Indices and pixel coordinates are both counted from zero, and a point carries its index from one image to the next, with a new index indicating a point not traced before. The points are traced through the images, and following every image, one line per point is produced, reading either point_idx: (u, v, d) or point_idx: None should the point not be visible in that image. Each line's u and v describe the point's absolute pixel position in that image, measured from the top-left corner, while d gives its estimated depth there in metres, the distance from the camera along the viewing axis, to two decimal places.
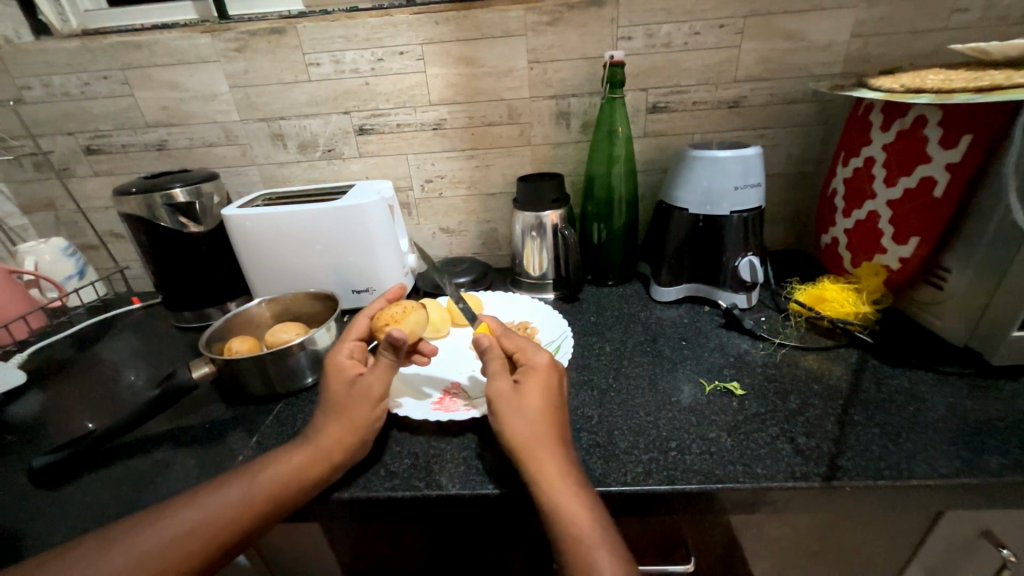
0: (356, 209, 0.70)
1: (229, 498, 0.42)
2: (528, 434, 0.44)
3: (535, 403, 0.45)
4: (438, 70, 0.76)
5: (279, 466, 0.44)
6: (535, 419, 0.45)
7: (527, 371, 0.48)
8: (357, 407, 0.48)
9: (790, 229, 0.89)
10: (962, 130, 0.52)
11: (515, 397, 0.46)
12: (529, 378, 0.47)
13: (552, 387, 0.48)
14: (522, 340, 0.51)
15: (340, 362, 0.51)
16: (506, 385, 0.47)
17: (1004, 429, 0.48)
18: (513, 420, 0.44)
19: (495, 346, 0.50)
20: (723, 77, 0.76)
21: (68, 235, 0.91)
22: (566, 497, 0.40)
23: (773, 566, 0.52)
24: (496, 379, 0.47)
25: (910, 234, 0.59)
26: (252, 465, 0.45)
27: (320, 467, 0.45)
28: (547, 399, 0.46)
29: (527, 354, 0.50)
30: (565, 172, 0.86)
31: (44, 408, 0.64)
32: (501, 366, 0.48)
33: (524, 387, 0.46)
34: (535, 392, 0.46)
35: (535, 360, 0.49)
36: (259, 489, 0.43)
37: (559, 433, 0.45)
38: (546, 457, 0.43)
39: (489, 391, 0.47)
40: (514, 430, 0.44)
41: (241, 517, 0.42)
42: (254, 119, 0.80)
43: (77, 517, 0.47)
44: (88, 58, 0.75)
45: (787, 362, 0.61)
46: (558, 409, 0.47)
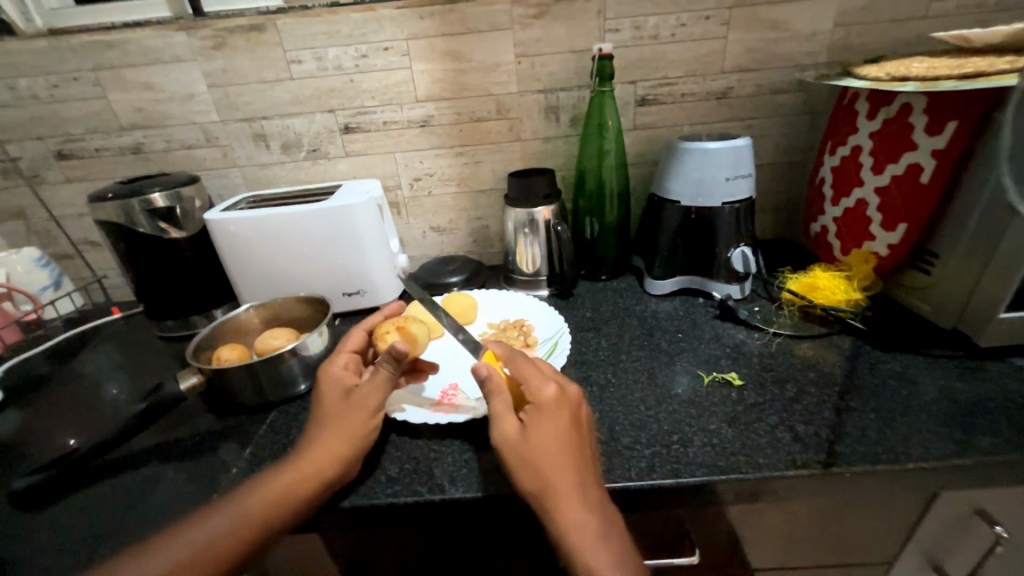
0: (345, 209, 0.69)
1: (220, 526, 0.40)
2: (543, 483, 0.40)
3: (549, 447, 0.41)
4: (424, 66, 0.75)
5: (270, 487, 0.42)
6: (549, 466, 0.41)
7: (535, 409, 0.44)
8: (352, 419, 0.47)
9: (779, 219, 0.90)
10: (947, 116, 0.53)
11: (524, 442, 0.42)
12: (538, 417, 0.43)
13: (566, 424, 0.43)
14: (528, 372, 0.47)
15: (334, 373, 0.51)
16: (512, 428, 0.43)
17: (994, 410, 0.49)
18: (525, 469, 0.41)
19: (495, 382, 0.46)
20: (710, 69, 0.76)
21: (41, 245, 0.87)
22: (590, 550, 0.38)
23: (775, 554, 0.53)
24: (501, 421, 0.44)
25: (898, 221, 0.60)
26: (242, 486, 0.43)
27: (315, 484, 0.43)
28: (561, 440, 0.42)
29: (534, 388, 0.45)
30: (556, 167, 0.85)
31: (23, 426, 0.62)
32: (505, 405, 0.45)
33: (532, 430, 0.43)
34: (547, 433, 0.42)
35: (544, 396, 0.45)
36: (250, 512, 0.41)
37: (579, 476, 0.41)
38: (566, 508, 0.39)
39: (494, 437, 0.43)
40: (527, 479, 0.41)
41: (233, 546, 0.39)
42: (235, 119, 0.77)
43: (63, 539, 0.45)
44: (56, 59, 0.72)
45: (782, 351, 0.62)
46: (577, 447, 0.42)
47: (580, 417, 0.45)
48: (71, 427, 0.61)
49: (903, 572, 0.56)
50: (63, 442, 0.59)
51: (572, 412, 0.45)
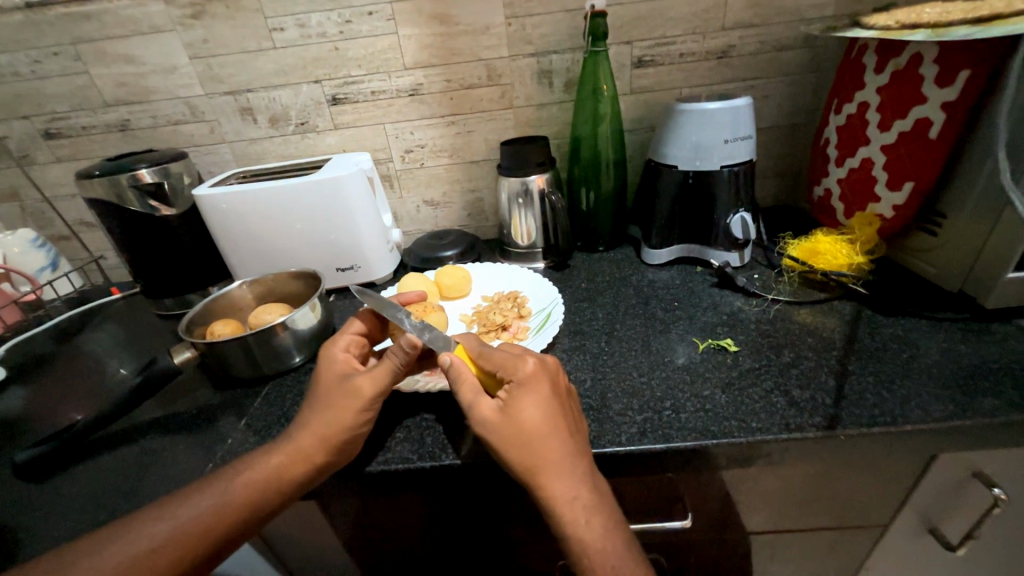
0: (333, 182, 0.67)
1: (209, 501, 0.40)
2: (530, 460, 0.39)
3: (532, 424, 0.40)
4: (410, 31, 0.72)
5: (256, 470, 0.42)
6: (535, 442, 0.39)
7: (513, 388, 0.42)
8: (344, 407, 0.44)
9: (782, 184, 0.87)
10: (958, 65, 0.50)
11: (505, 422, 0.40)
12: (519, 395, 0.41)
13: (548, 398, 0.42)
14: (500, 354, 0.45)
15: (335, 355, 0.49)
16: (490, 409, 0.41)
17: (998, 371, 0.48)
18: (510, 448, 0.40)
19: (461, 369, 0.44)
20: (711, 26, 0.72)
21: (37, 226, 0.87)
22: (583, 521, 0.38)
23: (769, 518, 0.53)
24: (478, 404, 0.42)
25: (904, 180, 0.57)
26: (230, 467, 0.43)
27: (302, 469, 0.42)
28: (546, 415, 0.41)
29: (509, 367, 0.44)
30: (551, 135, 0.83)
31: (28, 403, 0.63)
32: (478, 390, 0.43)
33: (513, 408, 0.41)
34: (529, 409, 0.41)
35: (522, 373, 0.43)
36: (235, 494, 0.41)
37: (568, 449, 0.40)
38: (555, 482, 0.39)
39: (473, 421, 0.41)
40: (513, 458, 0.39)
41: (216, 524, 0.39)
42: (220, 93, 0.75)
43: (67, 509, 0.46)
44: (34, 33, 0.70)
45: (781, 317, 0.60)
46: (562, 420, 0.41)
47: (562, 388, 0.44)
48: (73, 403, 0.62)
49: (899, 535, 0.56)
50: (67, 416, 0.60)
51: (553, 384, 0.43)
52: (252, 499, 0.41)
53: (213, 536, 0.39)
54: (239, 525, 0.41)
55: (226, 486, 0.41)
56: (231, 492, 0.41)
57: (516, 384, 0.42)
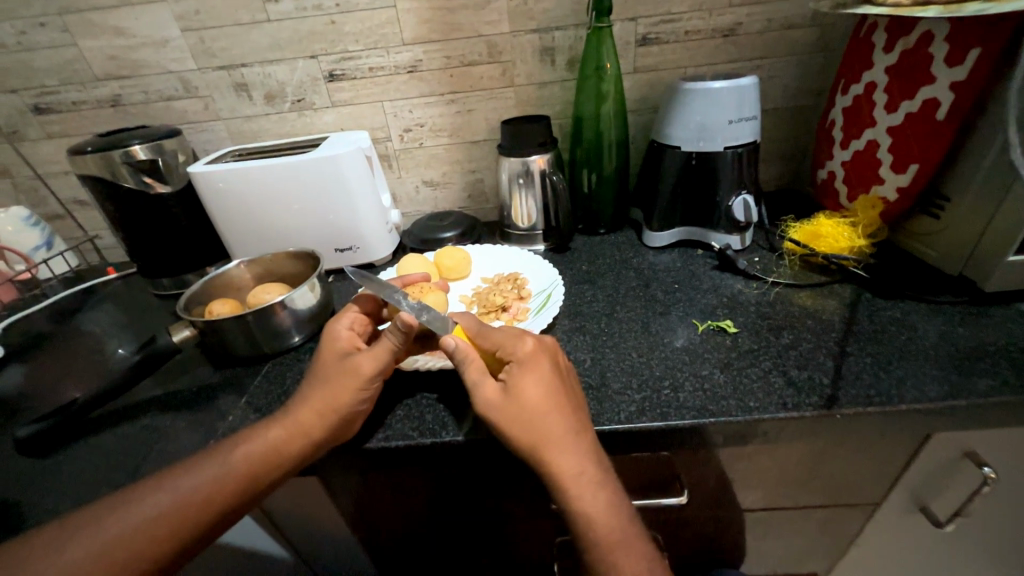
0: (332, 160, 0.66)
1: (207, 473, 0.41)
2: (536, 438, 0.39)
3: (535, 402, 0.40)
4: (409, 5, 0.70)
5: (256, 443, 0.42)
6: (538, 420, 0.40)
7: (515, 367, 0.42)
8: (342, 385, 0.44)
9: (785, 167, 0.86)
10: (969, 44, 0.49)
11: (509, 401, 0.41)
12: (520, 373, 0.42)
13: (550, 376, 0.42)
14: (500, 334, 0.45)
15: (337, 333, 0.49)
16: (494, 389, 0.41)
17: (994, 353, 0.48)
18: (515, 426, 0.40)
19: (467, 350, 0.44)
20: (717, 2, 0.71)
21: (30, 205, 0.86)
22: (588, 495, 0.39)
23: (763, 495, 0.54)
24: (482, 384, 0.42)
25: (909, 162, 0.57)
26: (229, 440, 0.43)
27: (302, 443, 0.43)
28: (549, 393, 0.41)
29: (510, 346, 0.44)
30: (552, 115, 0.81)
31: (27, 380, 0.63)
32: (482, 370, 0.43)
33: (516, 386, 0.41)
34: (532, 387, 0.41)
35: (522, 351, 0.43)
36: (235, 466, 0.41)
37: (572, 426, 0.40)
38: (561, 458, 0.39)
39: (477, 402, 0.41)
40: (518, 437, 0.40)
41: (217, 495, 0.40)
42: (214, 67, 0.74)
43: (70, 484, 0.46)
44: (19, 2, 0.68)
45: (781, 300, 0.60)
46: (563, 397, 0.41)
47: (562, 367, 0.44)
48: (72, 381, 0.62)
49: (889, 513, 0.57)
50: (67, 394, 0.60)
51: (553, 363, 0.44)
52: (252, 471, 0.41)
53: (215, 506, 0.40)
54: (241, 496, 0.41)
55: (226, 458, 0.41)
56: (231, 464, 0.41)
57: (517, 363, 0.43)
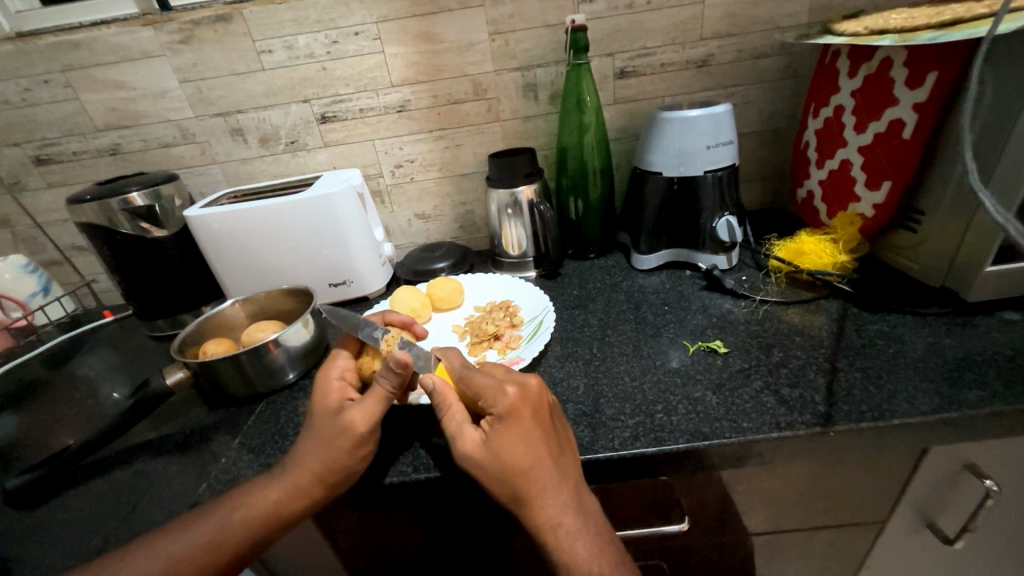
0: (325, 198, 0.68)
1: (201, 538, 0.41)
2: (513, 491, 0.40)
3: (514, 457, 0.40)
4: (396, 50, 0.73)
5: (252, 507, 0.42)
6: (518, 475, 0.40)
7: (495, 421, 0.42)
8: (340, 445, 0.43)
9: (767, 187, 0.88)
10: (927, 68, 0.52)
11: (488, 457, 0.40)
12: (500, 428, 0.41)
13: (531, 429, 0.41)
14: (481, 380, 0.44)
15: (328, 384, 0.48)
16: (473, 443, 0.41)
17: (983, 362, 0.49)
18: (495, 480, 0.40)
19: (445, 393, 0.44)
20: (689, 36, 0.74)
21: (29, 252, 0.88)
22: (567, 546, 0.39)
23: (766, 519, 0.53)
24: (462, 437, 0.42)
25: (882, 179, 0.59)
26: (227, 500, 0.43)
27: (299, 504, 0.42)
28: (529, 447, 0.40)
29: (490, 397, 0.42)
30: (538, 147, 0.84)
31: (19, 429, 0.63)
32: (461, 420, 0.43)
33: (495, 441, 0.41)
34: (510, 442, 0.40)
35: (502, 406, 0.41)
36: (231, 530, 0.41)
37: (553, 479, 0.40)
38: (539, 509, 0.40)
39: (457, 454, 0.41)
40: (498, 489, 0.40)
41: (213, 559, 0.40)
42: (210, 114, 0.77)
43: (58, 537, 0.46)
44: (25, 62, 0.71)
45: (769, 318, 0.61)
46: (545, 449, 0.41)
47: (548, 415, 0.43)
48: (64, 428, 0.62)
49: (897, 531, 0.56)
50: (59, 441, 0.59)
51: (537, 412, 0.42)
52: (250, 535, 0.42)
53: (213, 566, 0.41)
54: (236, 554, 0.42)
55: (221, 523, 0.41)
56: (227, 530, 0.41)
57: (496, 417, 0.42)
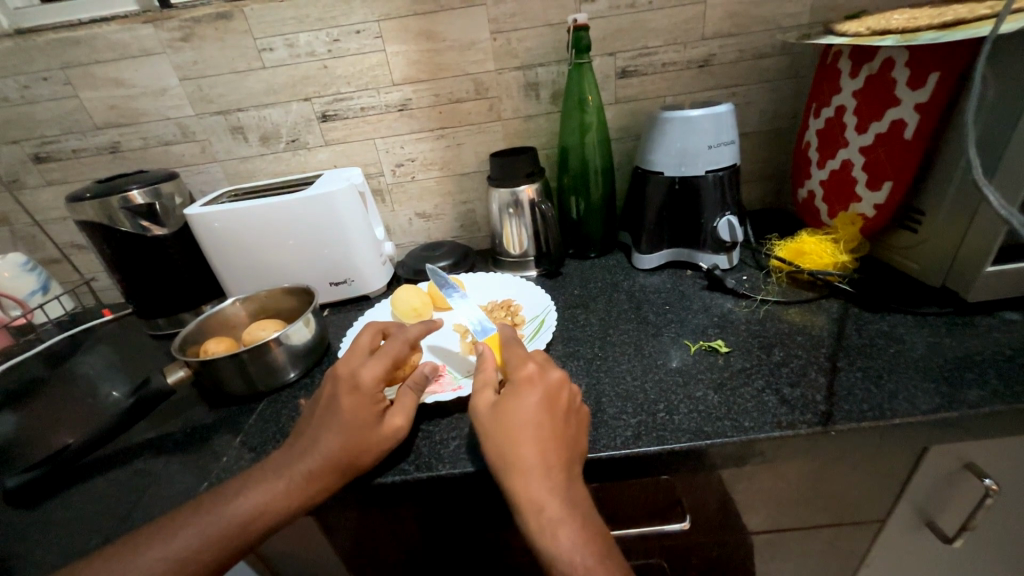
0: (326, 197, 0.68)
1: (208, 522, 0.40)
2: (504, 464, 0.41)
3: (513, 424, 0.41)
4: (398, 48, 0.73)
5: (256, 494, 0.42)
6: (511, 443, 0.41)
7: (509, 387, 0.44)
8: (376, 444, 0.44)
9: (768, 187, 0.89)
10: (929, 68, 0.52)
11: (490, 423, 0.42)
12: (510, 394, 0.43)
13: (537, 402, 0.42)
14: (516, 351, 0.48)
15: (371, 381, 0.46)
16: (484, 404, 0.44)
17: (982, 362, 0.49)
18: (491, 446, 0.41)
19: (484, 358, 0.49)
20: (691, 36, 0.74)
21: (28, 250, 0.87)
22: (548, 532, 0.38)
23: (767, 517, 0.53)
24: (478, 395, 0.45)
25: (883, 179, 0.59)
26: (230, 487, 0.43)
27: (304, 491, 0.42)
28: (528, 418, 0.41)
29: (513, 366, 0.46)
30: (539, 146, 0.84)
31: (19, 428, 0.63)
32: (483, 381, 0.46)
33: (499, 409, 0.43)
34: (515, 409, 0.42)
35: (519, 375, 0.45)
36: (236, 515, 0.41)
37: (545, 456, 0.40)
38: (525, 488, 0.39)
39: (471, 411, 0.45)
40: (492, 457, 0.41)
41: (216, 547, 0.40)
42: (210, 113, 0.76)
43: (59, 536, 0.45)
44: (24, 59, 0.71)
45: (770, 317, 0.61)
46: (546, 423, 0.41)
47: (563, 400, 0.44)
48: (64, 427, 0.61)
49: (896, 530, 0.56)
50: (58, 440, 0.59)
51: (546, 390, 0.44)
52: (255, 523, 0.41)
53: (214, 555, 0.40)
54: (242, 544, 0.41)
55: (226, 509, 0.41)
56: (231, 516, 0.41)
57: (513, 384, 0.44)
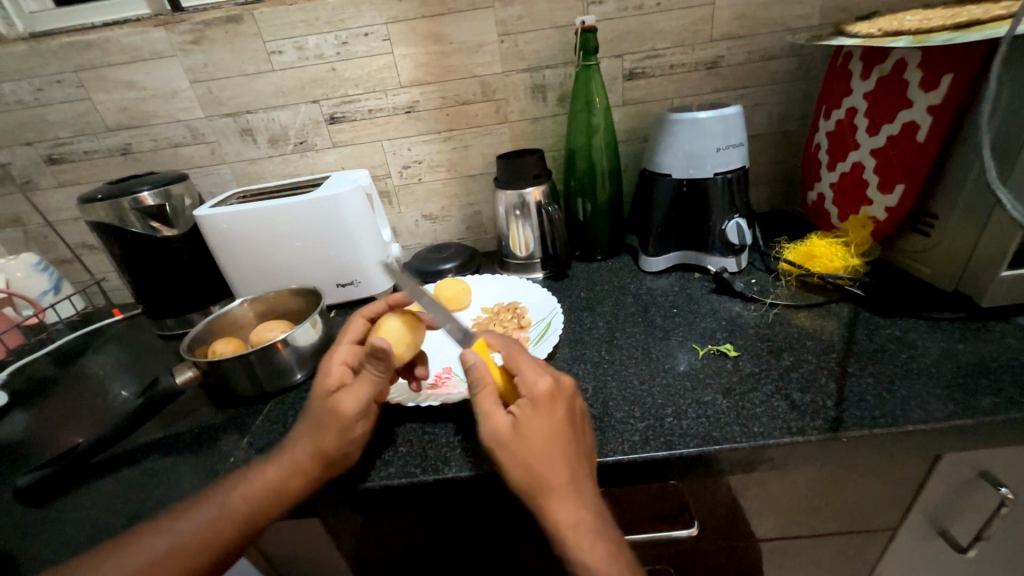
0: (334, 198, 0.68)
1: (208, 513, 0.41)
2: (534, 484, 0.39)
3: (542, 447, 0.40)
4: (406, 51, 0.74)
5: (253, 484, 0.43)
6: (543, 466, 0.39)
7: (526, 405, 0.41)
8: (330, 427, 0.44)
9: (777, 190, 0.88)
10: (942, 70, 0.51)
11: (518, 443, 0.40)
12: (530, 415, 0.41)
13: (560, 419, 0.41)
14: (520, 362, 0.44)
15: (330, 369, 0.47)
16: (503, 428, 0.40)
17: (997, 369, 0.48)
18: (519, 470, 0.39)
19: (482, 373, 0.42)
20: (699, 37, 0.74)
21: (40, 251, 0.88)
22: (585, 546, 0.38)
23: (777, 524, 0.53)
24: (492, 419, 0.41)
25: (896, 182, 0.58)
26: (230, 478, 0.44)
27: (297, 481, 0.43)
28: (555, 437, 0.40)
29: (526, 381, 0.42)
30: (546, 148, 0.84)
31: (30, 426, 0.63)
32: (494, 400, 0.42)
33: (525, 427, 0.40)
34: (539, 431, 0.40)
35: (535, 391, 0.41)
36: (236, 506, 0.42)
37: (574, 473, 0.40)
38: (559, 507, 0.39)
39: (485, 437, 0.41)
40: (521, 481, 0.40)
41: (216, 536, 0.40)
42: (220, 115, 0.77)
43: (68, 534, 0.46)
44: (38, 62, 0.72)
45: (779, 321, 0.61)
46: (570, 440, 0.41)
47: (575, 410, 0.43)
48: (74, 425, 0.62)
49: (908, 539, 0.55)
50: (68, 439, 0.60)
51: (566, 404, 0.42)
52: (253, 513, 0.42)
53: (216, 544, 0.40)
54: (242, 533, 0.42)
55: (225, 501, 0.42)
56: (228, 507, 0.42)
57: (528, 402, 0.41)
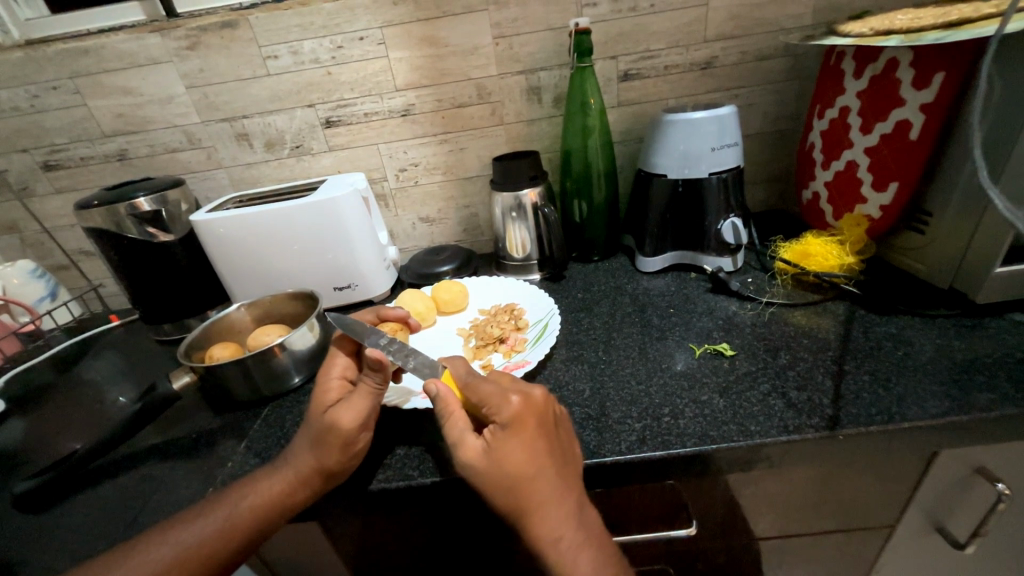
0: (330, 202, 0.68)
1: (212, 522, 0.41)
2: (515, 501, 0.39)
3: (517, 468, 0.39)
4: (401, 54, 0.74)
5: (257, 494, 0.43)
6: (521, 486, 0.39)
7: (498, 430, 0.40)
8: (331, 445, 0.44)
9: (772, 189, 0.88)
10: (934, 68, 0.51)
11: (490, 467, 0.39)
12: (503, 438, 0.40)
13: (536, 440, 0.40)
14: (484, 388, 0.42)
15: (328, 384, 0.48)
16: (475, 453, 0.40)
17: (992, 365, 0.48)
18: (498, 490, 0.39)
19: (447, 401, 0.42)
20: (693, 38, 0.74)
21: (37, 257, 0.88)
22: (569, 561, 0.38)
23: (775, 523, 0.53)
24: (463, 446, 0.40)
25: (889, 181, 0.59)
26: (235, 487, 0.44)
27: (300, 493, 0.43)
28: (531, 456, 0.39)
29: (494, 406, 0.41)
30: (541, 149, 0.84)
31: (27, 433, 0.63)
32: (463, 427, 0.41)
33: (497, 451, 0.40)
34: (513, 453, 0.39)
35: (506, 414, 0.40)
36: (241, 516, 0.42)
37: (555, 489, 0.39)
38: (542, 522, 0.39)
39: (458, 463, 0.40)
40: (502, 500, 0.39)
41: (222, 546, 0.41)
42: (216, 120, 0.77)
43: (66, 540, 0.46)
44: (34, 69, 0.72)
45: (775, 320, 0.61)
46: (548, 459, 0.40)
47: (552, 425, 0.42)
48: (72, 432, 0.62)
49: (907, 535, 0.55)
50: (66, 446, 0.60)
51: (541, 421, 0.41)
52: (258, 523, 0.42)
53: (222, 552, 0.41)
54: (247, 541, 0.42)
55: (229, 511, 0.42)
56: (232, 517, 0.42)
57: (499, 427, 0.40)
